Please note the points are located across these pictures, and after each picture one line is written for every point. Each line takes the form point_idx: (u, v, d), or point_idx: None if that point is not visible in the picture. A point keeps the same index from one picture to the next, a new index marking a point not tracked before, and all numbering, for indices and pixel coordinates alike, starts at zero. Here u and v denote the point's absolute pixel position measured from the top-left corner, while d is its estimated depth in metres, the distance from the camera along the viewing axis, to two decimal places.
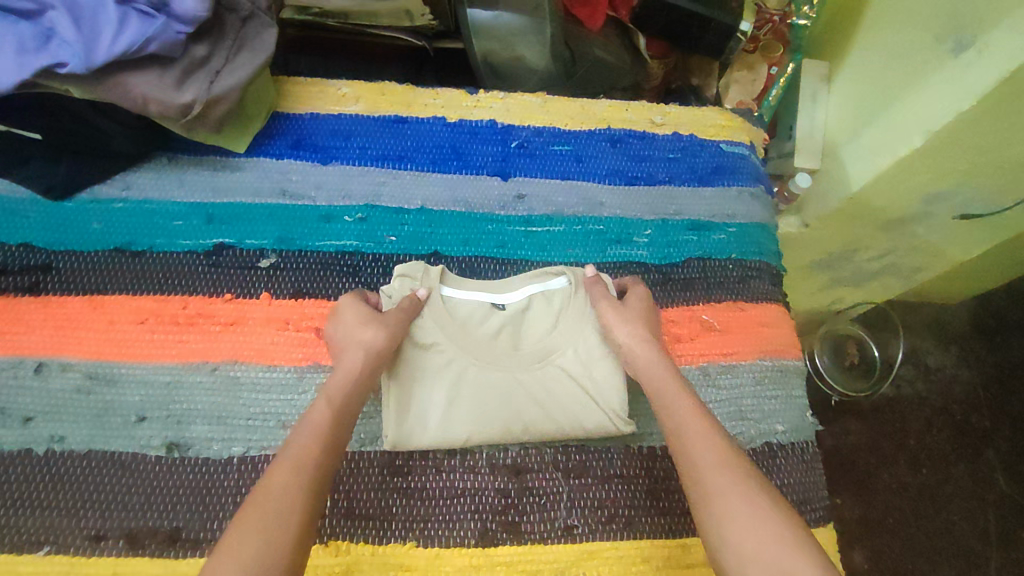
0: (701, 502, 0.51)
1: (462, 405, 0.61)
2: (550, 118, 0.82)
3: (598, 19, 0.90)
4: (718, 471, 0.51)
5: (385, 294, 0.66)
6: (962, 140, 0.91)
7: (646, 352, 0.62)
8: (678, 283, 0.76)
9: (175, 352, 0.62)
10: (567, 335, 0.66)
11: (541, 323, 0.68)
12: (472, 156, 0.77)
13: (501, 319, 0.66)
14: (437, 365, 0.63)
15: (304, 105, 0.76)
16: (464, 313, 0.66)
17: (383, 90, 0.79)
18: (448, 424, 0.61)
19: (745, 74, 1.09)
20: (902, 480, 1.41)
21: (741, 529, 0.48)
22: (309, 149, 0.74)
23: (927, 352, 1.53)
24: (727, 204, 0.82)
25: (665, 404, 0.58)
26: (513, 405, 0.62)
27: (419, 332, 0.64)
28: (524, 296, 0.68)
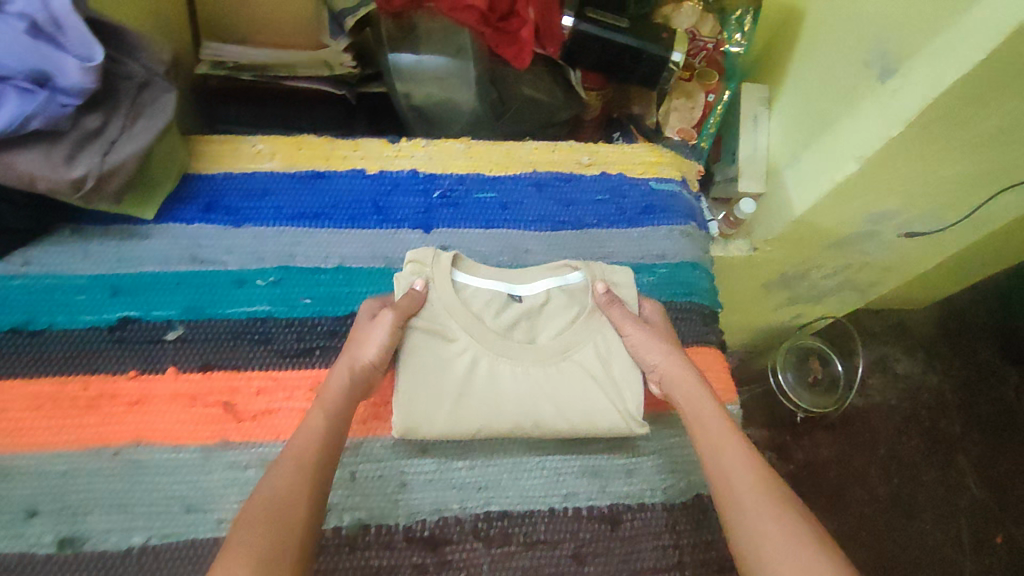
0: (730, 503, 0.54)
1: (474, 398, 0.64)
2: (473, 165, 0.80)
3: (526, 58, 0.86)
4: (741, 473, 0.55)
5: (396, 281, 0.69)
6: (897, 163, 0.90)
7: (678, 369, 0.66)
8: None
9: (77, 436, 0.59)
10: (583, 331, 0.68)
11: (554, 320, 0.70)
12: (393, 209, 0.76)
13: (512, 311, 0.69)
14: (448, 355, 0.65)
15: (216, 165, 0.74)
16: (477, 301, 0.69)
17: (301, 144, 0.77)
18: (456, 415, 0.63)
19: (684, 102, 1.07)
20: (876, 491, 1.38)
21: (762, 521, 0.51)
22: (222, 211, 0.72)
23: (893, 360, 1.53)
24: (657, 244, 0.80)
25: (698, 418, 0.61)
26: (527, 399, 0.64)
27: (423, 321, 0.66)
28: (536, 289, 0.71)
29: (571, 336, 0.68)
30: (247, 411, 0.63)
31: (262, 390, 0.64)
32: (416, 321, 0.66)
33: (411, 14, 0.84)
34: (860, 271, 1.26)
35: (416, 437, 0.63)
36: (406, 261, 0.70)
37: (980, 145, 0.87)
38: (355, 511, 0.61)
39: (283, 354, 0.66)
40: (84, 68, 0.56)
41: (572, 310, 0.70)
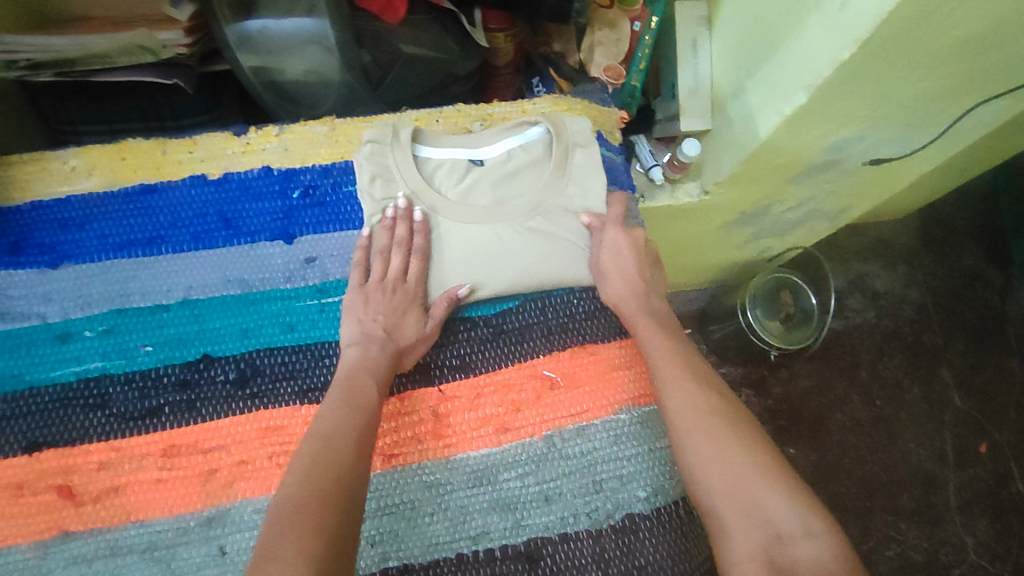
0: (703, 466, 0.53)
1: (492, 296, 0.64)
2: (341, 152, 0.67)
3: (399, 12, 0.73)
4: (729, 456, 0.52)
5: (357, 166, 0.65)
6: (852, 86, 0.76)
7: (657, 338, 0.62)
8: (512, 336, 0.65)
9: None
10: (550, 186, 0.67)
11: (520, 177, 0.68)
12: (244, 219, 0.64)
13: (475, 181, 0.67)
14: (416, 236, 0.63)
15: (21, 194, 0.62)
16: (441, 176, 0.67)
17: (124, 153, 0.64)
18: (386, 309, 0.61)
19: (608, 34, 0.90)
20: (856, 416, 1.26)
21: (760, 495, 0.50)
22: (32, 250, 0.60)
23: (873, 275, 1.36)
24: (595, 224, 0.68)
25: (661, 374, 0.60)
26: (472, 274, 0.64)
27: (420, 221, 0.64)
28: (501, 150, 0.68)
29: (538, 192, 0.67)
30: (86, 492, 0.54)
31: (102, 465, 0.54)
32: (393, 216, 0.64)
33: None
34: (825, 200, 1.12)
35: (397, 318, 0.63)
36: (365, 141, 0.65)
37: (956, 51, 0.72)
38: None
39: (124, 417, 0.56)
40: None
41: (541, 164, 0.69)
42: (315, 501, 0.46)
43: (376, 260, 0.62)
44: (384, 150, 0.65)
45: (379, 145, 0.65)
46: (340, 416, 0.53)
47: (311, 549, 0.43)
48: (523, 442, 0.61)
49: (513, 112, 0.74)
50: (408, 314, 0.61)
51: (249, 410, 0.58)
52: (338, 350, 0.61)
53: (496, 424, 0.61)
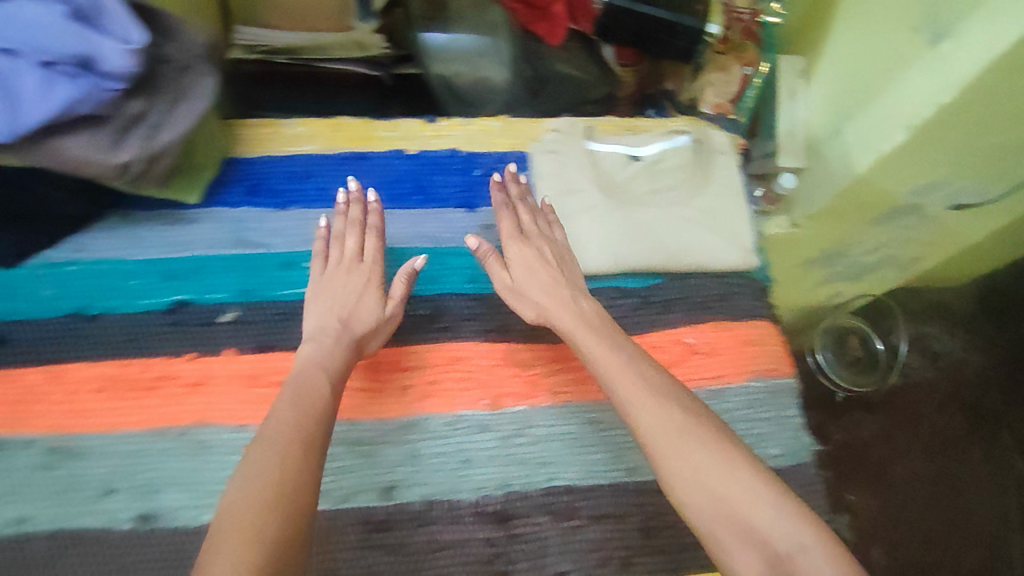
0: (678, 487, 0.50)
1: (612, 255, 0.71)
2: (513, 141, 0.77)
3: (559, 33, 0.84)
4: (730, 478, 0.49)
5: (534, 151, 0.75)
6: (948, 132, 0.83)
7: (598, 351, 0.59)
8: (658, 306, 0.72)
9: (141, 420, 0.60)
10: (694, 186, 0.75)
11: (671, 175, 0.75)
12: (435, 188, 0.75)
13: (635, 173, 0.75)
14: (576, 206, 0.73)
15: (255, 149, 0.73)
16: (604, 162, 0.75)
17: (338, 125, 0.76)
18: (562, 251, 0.71)
19: (720, 76, 1.05)
20: (918, 470, 1.15)
21: (760, 512, 0.47)
22: (265, 194, 0.71)
23: (932, 337, 1.27)
24: (734, 222, 0.74)
25: (616, 385, 0.57)
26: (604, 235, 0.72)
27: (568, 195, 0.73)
28: (657, 148, 0.75)
29: (682, 188, 0.75)
30: None
31: None
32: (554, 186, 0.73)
33: None
34: (902, 244, 1.10)
35: None
36: (550, 128, 0.76)
37: None
38: (420, 487, 0.61)
39: None
40: (124, 50, 0.55)
41: (689, 165, 0.76)
42: (253, 508, 0.45)
43: (332, 245, 0.67)
44: (563, 136, 0.75)
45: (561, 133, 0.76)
46: (285, 422, 0.52)
47: (267, 504, 0.45)
48: None
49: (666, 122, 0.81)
50: (362, 295, 0.64)
51: (440, 341, 0.67)
52: (511, 300, 0.70)
53: None
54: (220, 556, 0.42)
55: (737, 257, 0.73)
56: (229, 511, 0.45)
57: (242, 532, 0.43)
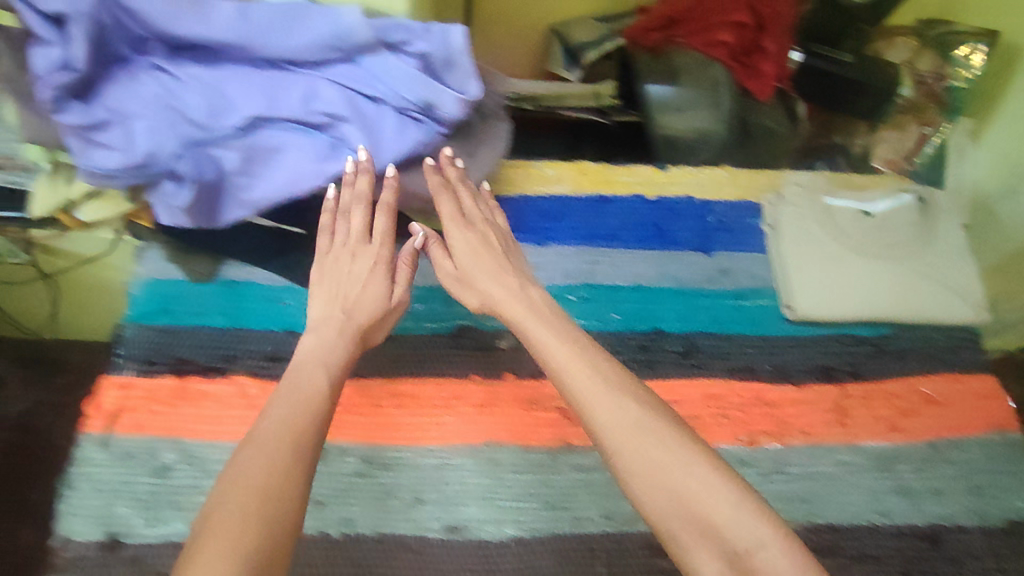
0: (637, 484, 0.52)
1: (852, 303, 0.75)
2: (741, 192, 0.82)
3: (768, 90, 0.90)
4: (666, 476, 0.51)
5: (768, 203, 0.81)
6: None
7: (555, 348, 0.60)
8: (892, 355, 0.75)
9: (440, 436, 0.66)
10: (924, 242, 0.79)
11: (902, 231, 0.79)
12: (674, 232, 0.80)
13: (869, 227, 0.79)
14: (816, 254, 0.77)
15: (513, 188, 0.79)
16: (839, 214, 0.79)
17: (583, 170, 0.82)
18: (805, 296, 0.75)
19: (895, 135, 1.07)
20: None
21: (731, 518, 0.49)
22: (524, 230, 0.77)
23: None
24: (963, 280, 0.78)
25: (575, 383, 0.57)
26: (842, 283, 0.76)
27: (806, 243, 0.77)
28: (887, 206, 0.80)
29: (914, 244, 0.78)
30: None
31: None
32: (793, 234, 0.78)
33: (666, 49, 0.92)
34: None
35: (795, 317, 0.75)
36: (789, 183, 0.81)
37: None
38: None
39: None
40: (459, 100, 0.61)
41: (918, 223, 0.80)
42: (243, 517, 0.45)
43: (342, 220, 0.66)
44: (802, 190, 0.80)
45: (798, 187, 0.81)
46: (279, 422, 0.52)
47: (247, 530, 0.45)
48: (913, 443, 0.70)
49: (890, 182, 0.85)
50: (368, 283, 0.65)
51: (696, 376, 0.72)
52: (756, 341, 0.75)
53: (888, 424, 0.71)
54: (202, 559, 0.43)
55: (970, 313, 0.76)
56: (211, 518, 0.46)
57: (239, 540, 0.44)
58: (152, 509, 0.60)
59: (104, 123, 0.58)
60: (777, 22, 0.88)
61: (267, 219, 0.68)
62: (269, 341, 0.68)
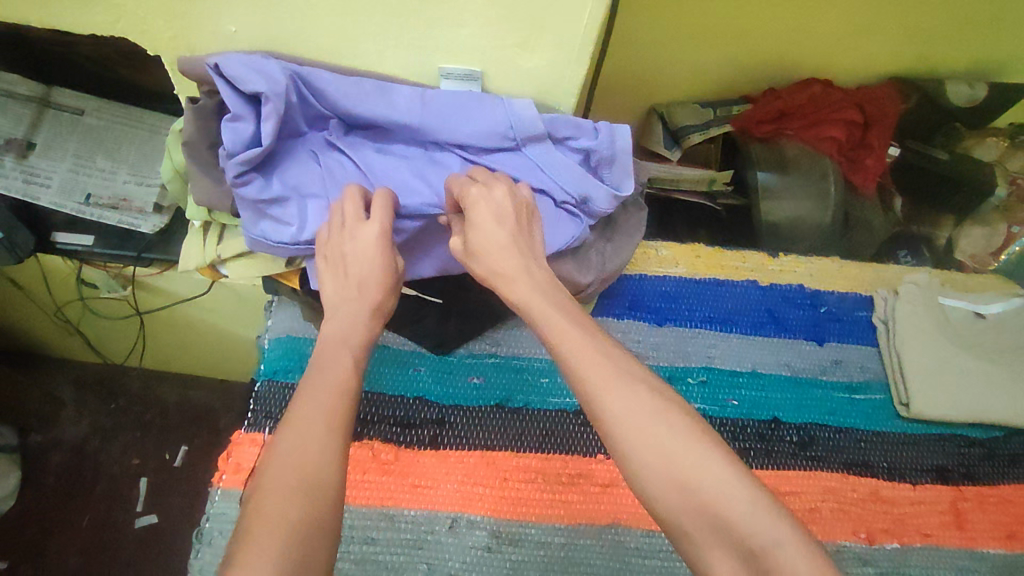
0: (650, 480, 0.45)
1: (968, 405, 0.75)
2: (853, 284, 0.85)
3: (870, 184, 0.96)
4: (679, 466, 0.44)
5: (879, 298, 0.83)
6: None
7: (565, 333, 0.54)
8: (1005, 459, 0.75)
9: (565, 514, 0.66)
10: None
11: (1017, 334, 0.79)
12: (786, 320, 0.81)
13: (982, 329, 0.80)
14: (933, 352, 0.77)
15: (632, 268, 0.82)
16: (953, 314, 0.80)
17: (698, 253, 0.85)
18: (924, 394, 0.75)
19: (978, 230, 1.08)
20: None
21: (754, 516, 0.42)
22: (643, 310, 0.79)
23: None
24: None
25: (580, 369, 0.51)
26: (958, 383, 0.76)
27: (923, 339, 0.78)
28: (1000, 309, 0.80)
29: None
30: None
31: None
32: (909, 330, 0.78)
33: (777, 139, 0.95)
34: None
35: (913, 414, 0.75)
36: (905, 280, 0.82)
37: None
38: None
39: None
40: (614, 195, 0.66)
41: None
42: (283, 503, 0.42)
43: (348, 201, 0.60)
44: (915, 287, 0.81)
45: (911, 283, 0.82)
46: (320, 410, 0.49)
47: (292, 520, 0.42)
48: None
49: (992, 284, 0.86)
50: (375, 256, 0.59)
51: (812, 470, 0.72)
52: (869, 436, 0.75)
53: (1006, 530, 0.71)
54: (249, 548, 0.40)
55: None
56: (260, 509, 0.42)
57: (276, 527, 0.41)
58: None
59: (283, 199, 0.61)
60: (881, 119, 0.96)
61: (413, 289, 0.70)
62: (402, 407, 0.70)
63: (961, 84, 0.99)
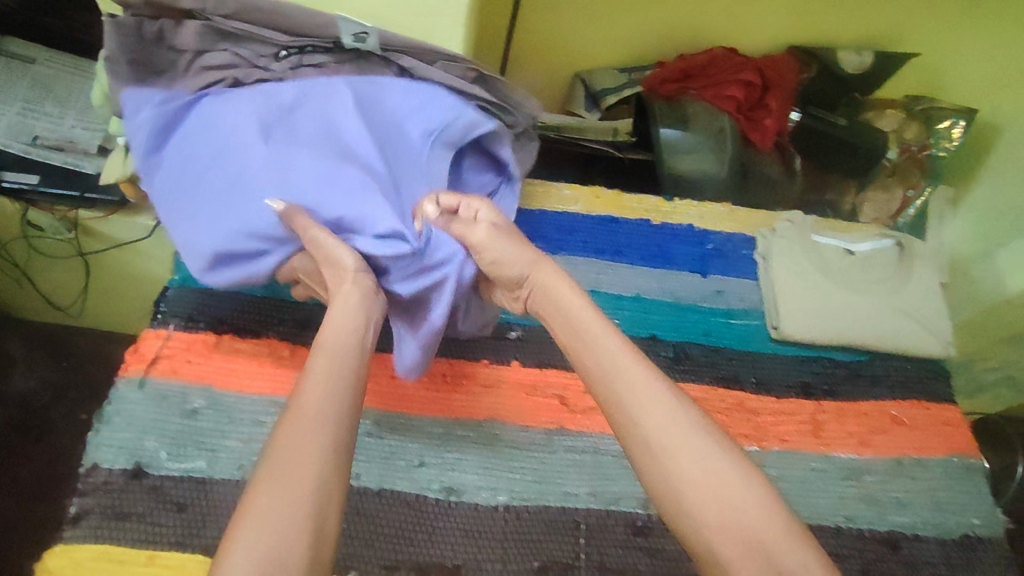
0: (693, 501, 0.49)
1: (833, 329, 0.82)
2: (740, 225, 0.91)
3: (768, 142, 1.02)
4: (724, 496, 0.49)
5: (761, 236, 0.89)
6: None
7: (623, 354, 0.58)
8: (866, 380, 0.82)
9: (448, 409, 0.71)
10: (900, 281, 0.86)
11: (881, 269, 0.87)
12: (674, 254, 0.87)
13: (852, 263, 0.87)
14: (803, 283, 0.84)
15: (532, 203, 0.88)
16: (824, 250, 0.87)
17: (597, 194, 0.91)
18: (792, 319, 0.82)
19: (880, 195, 1.17)
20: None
21: (792, 553, 0.46)
22: (540, 239, 0.85)
23: None
24: (935, 318, 0.85)
25: (636, 390, 0.55)
26: (826, 311, 0.83)
27: (794, 270, 0.85)
28: (868, 247, 0.88)
29: (891, 283, 0.86)
30: (577, 404, 0.75)
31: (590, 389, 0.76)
32: (784, 263, 0.85)
33: (680, 97, 1.01)
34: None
35: (783, 337, 0.82)
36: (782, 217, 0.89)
37: None
38: None
39: None
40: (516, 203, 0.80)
41: (896, 264, 0.88)
42: (285, 496, 0.44)
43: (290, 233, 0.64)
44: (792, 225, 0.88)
45: (789, 222, 0.89)
46: (319, 402, 0.51)
47: (291, 513, 0.43)
48: (880, 457, 0.76)
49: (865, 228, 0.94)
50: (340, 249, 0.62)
51: (683, 381, 0.78)
52: (741, 356, 0.81)
53: (859, 439, 0.77)
54: (246, 530, 0.42)
55: (937, 346, 0.84)
56: (253, 494, 0.45)
57: (280, 519, 0.43)
58: (178, 445, 0.64)
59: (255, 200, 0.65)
60: (779, 84, 1.03)
61: None
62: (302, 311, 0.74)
63: (852, 52, 1.06)
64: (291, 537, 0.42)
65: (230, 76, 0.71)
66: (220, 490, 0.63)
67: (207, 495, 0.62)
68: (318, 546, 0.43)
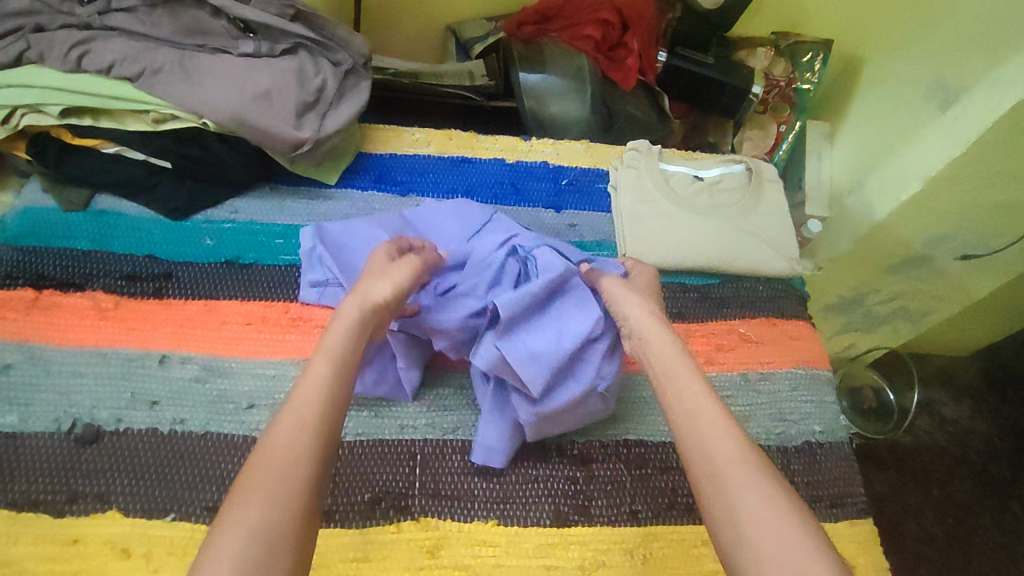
0: (733, 525, 0.45)
1: (680, 254, 0.83)
2: (596, 160, 0.92)
3: (632, 81, 1.01)
4: (768, 525, 0.44)
5: (613, 169, 0.90)
6: (950, 190, 0.97)
7: (684, 371, 0.56)
8: (717, 301, 0.84)
9: (283, 352, 0.70)
10: (747, 205, 0.88)
11: (728, 194, 0.89)
12: (529, 192, 0.88)
13: (699, 190, 0.88)
14: (649, 211, 0.86)
15: (382, 148, 0.86)
16: (672, 179, 0.89)
17: (451, 136, 0.89)
18: (637, 245, 0.83)
19: (758, 132, 1.20)
20: (930, 529, 1.26)
21: None
22: (389, 182, 0.84)
23: None
24: (781, 238, 0.87)
25: (693, 405, 0.53)
26: (673, 236, 0.84)
27: (641, 199, 0.86)
28: (716, 173, 0.90)
29: (739, 206, 0.88)
30: None
31: None
32: (631, 193, 0.87)
33: (539, 39, 1.01)
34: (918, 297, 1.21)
35: None
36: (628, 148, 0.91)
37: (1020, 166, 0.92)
38: None
39: None
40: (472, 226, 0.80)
41: (743, 189, 0.90)
42: (269, 483, 0.44)
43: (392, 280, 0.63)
44: (640, 156, 0.90)
45: (637, 153, 0.90)
46: (315, 392, 0.50)
47: (265, 499, 0.43)
48: (726, 373, 0.78)
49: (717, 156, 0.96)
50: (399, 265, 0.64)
51: None
52: None
53: (705, 357, 0.79)
54: (234, 514, 0.42)
55: (784, 265, 0.85)
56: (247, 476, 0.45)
57: (259, 504, 0.43)
58: None
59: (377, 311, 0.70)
60: (639, 21, 1.01)
61: (134, 150, 0.72)
62: (128, 263, 0.72)
63: None
64: (271, 544, 0.41)
65: (31, 22, 0.68)
66: (31, 444, 0.61)
67: (17, 451, 0.61)
68: (303, 556, 0.43)
